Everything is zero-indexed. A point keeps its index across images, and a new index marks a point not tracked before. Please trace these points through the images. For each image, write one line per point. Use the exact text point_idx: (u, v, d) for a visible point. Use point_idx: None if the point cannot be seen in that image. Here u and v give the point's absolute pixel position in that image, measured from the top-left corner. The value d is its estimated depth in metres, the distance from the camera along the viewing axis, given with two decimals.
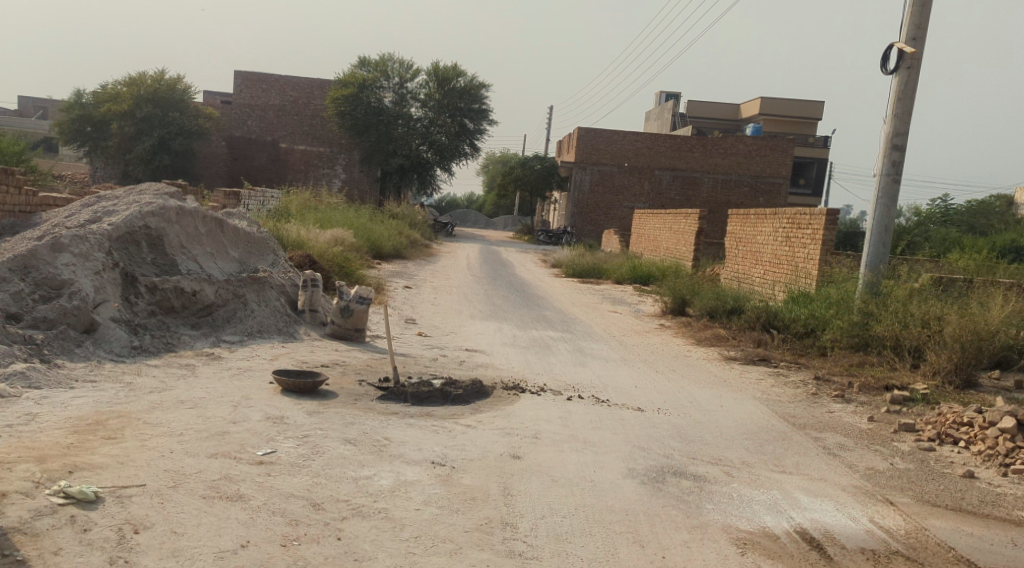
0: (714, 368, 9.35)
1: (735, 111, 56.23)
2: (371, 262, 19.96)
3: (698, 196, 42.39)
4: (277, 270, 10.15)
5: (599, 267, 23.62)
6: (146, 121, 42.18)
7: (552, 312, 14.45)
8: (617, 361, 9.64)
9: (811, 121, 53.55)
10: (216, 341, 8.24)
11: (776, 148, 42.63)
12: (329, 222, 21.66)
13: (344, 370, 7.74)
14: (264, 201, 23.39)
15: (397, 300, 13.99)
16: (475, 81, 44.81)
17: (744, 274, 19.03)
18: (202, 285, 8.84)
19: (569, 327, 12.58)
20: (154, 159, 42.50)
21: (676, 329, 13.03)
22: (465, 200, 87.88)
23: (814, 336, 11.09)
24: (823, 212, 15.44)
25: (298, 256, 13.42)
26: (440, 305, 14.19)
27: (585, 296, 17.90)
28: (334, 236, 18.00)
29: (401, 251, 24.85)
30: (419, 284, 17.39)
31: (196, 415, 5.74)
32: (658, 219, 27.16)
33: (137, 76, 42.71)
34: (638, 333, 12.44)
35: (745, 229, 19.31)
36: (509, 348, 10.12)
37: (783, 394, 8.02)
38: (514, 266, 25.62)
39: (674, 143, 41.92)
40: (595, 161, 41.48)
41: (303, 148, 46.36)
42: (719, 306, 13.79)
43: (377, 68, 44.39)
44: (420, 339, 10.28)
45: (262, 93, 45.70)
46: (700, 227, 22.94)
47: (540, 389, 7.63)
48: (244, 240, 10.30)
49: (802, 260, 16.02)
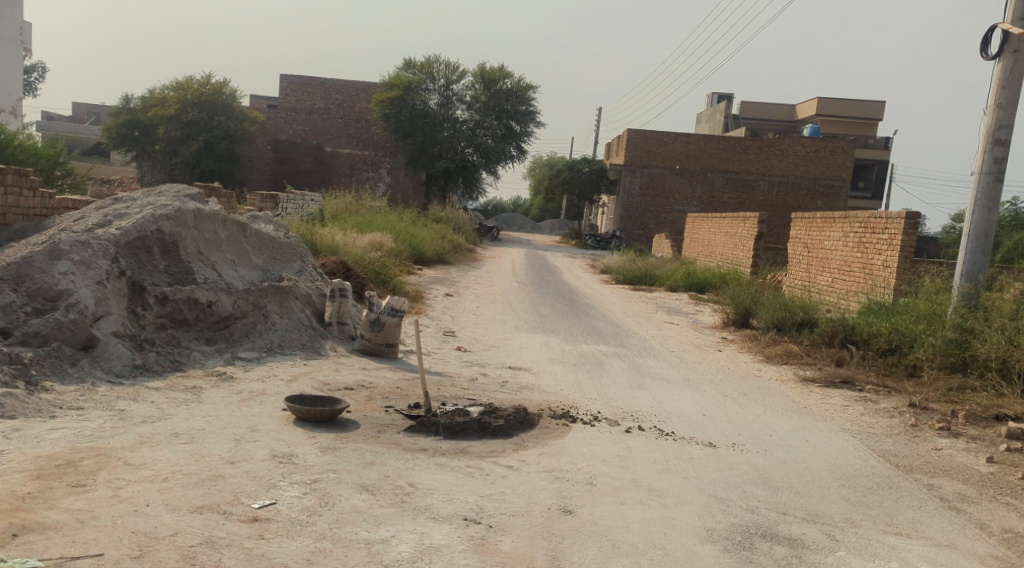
0: (789, 396, 8.29)
1: (790, 112, 54.63)
2: (411, 268, 19.11)
3: (753, 200, 41.02)
4: (303, 278, 9.33)
5: (652, 273, 22.54)
6: (192, 126, 42.08)
7: (603, 323, 13.44)
8: (679, 383, 8.63)
9: (870, 122, 51.79)
10: (230, 358, 7.43)
11: (835, 149, 41.08)
12: (369, 227, 20.86)
13: (370, 395, 6.82)
14: (303, 205, 22.67)
15: (438, 310, 13.11)
16: (522, 82, 43.99)
17: (810, 281, 17.88)
18: (219, 296, 8.04)
19: (624, 340, 11.58)
20: (199, 163, 42.35)
21: (741, 343, 11.98)
22: (510, 204, 87.01)
23: (899, 353, 10.11)
24: (902, 215, 14.30)
25: (331, 263, 12.64)
26: (484, 315, 13.27)
27: (637, 305, 16.85)
28: (371, 240, 17.20)
29: (444, 256, 24.01)
30: (461, 292, 16.52)
31: (188, 452, 4.86)
32: (713, 223, 26.00)
33: (184, 80, 42.70)
34: (699, 347, 11.44)
35: (811, 233, 18.15)
36: (557, 365, 9.14)
37: (878, 426, 7.15)
38: (561, 271, 24.60)
39: (727, 145, 40.57)
40: (645, 164, 40.34)
41: (347, 152, 45.92)
42: (788, 318, 12.72)
43: (422, 70, 43.62)
44: (460, 355, 9.37)
45: (308, 97, 45.28)
46: (759, 231, 21.76)
47: (594, 418, 6.66)
48: (268, 245, 9.51)
49: (877, 267, 14.92)
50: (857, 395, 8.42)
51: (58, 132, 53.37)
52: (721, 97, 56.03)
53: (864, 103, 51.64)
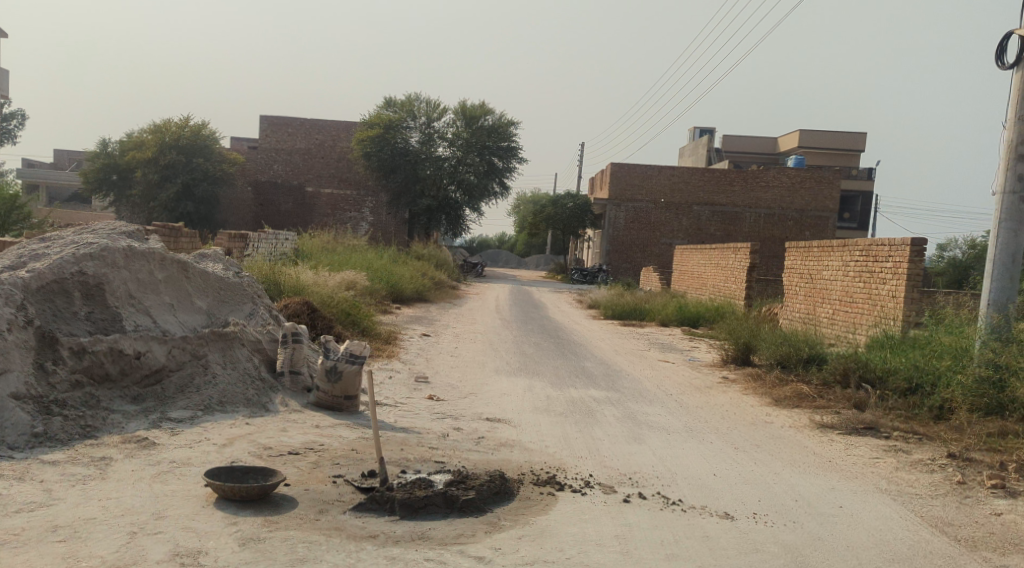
0: (809, 447, 7.28)
1: (773, 145, 54.15)
2: (389, 308, 18.05)
3: (740, 232, 40.22)
4: (253, 323, 8.24)
5: (641, 307, 21.50)
6: (169, 168, 41.09)
7: (593, 363, 12.39)
8: (682, 434, 7.57)
9: (852, 153, 51.33)
10: (157, 418, 6.35)
11: (821, 180, 40.42)
12: (345, 265, 19.83)
13: (317, 462, 5.74)
14: (276, 244, 21.63)
15: (412, 352, 12.01)
16: (505, 118, 43.34)
17: (810, 313, 16.89)
18: (149, 346, 6.95)
19: (615, 382, 10.54)
20: (178, 206, 41.31)
21: (743, 383, 10.97)
22: (496, 241, 86.12)
23: (923, 393, 9.17)
24: (906, 243, 13.42)
25: (294, 304, 11.58)
26: (463, 357, 12.18)
27: (627, 342, 15.80)
28: (345, 278, 16.15)
29: (425, 295, 22.92)
30: (440, 332, 15.43)
31: (58, 555, 3.84)
32: (702, 255, 25.10)
33: (161, 122, 41.79)
34: (698, 389, 10.38)
35: (809, 262, 17.19)
36: (542, 415, 8.06)
37: (921, 485, 6.15)
38: (548, 308, 23.61)
39: (712, 177, 39.90)
40: (630, 199, 39.58)
41: (329, 192, 45.00)
42: (793, 354, 11.73)
43: (403, 108, 42.98)
44: (432, 405, 8.30)
45: (287, 137, 44.54)
46: (751, 262, 20.81)
47: (586, 483, 5.60)
48: (216, 284, 8.44)
49: (881, 298, 13.99)
50: (885, 444, 7.43)
51: (36, 178, 52.35)
52: (704, 131, 55.51)
53: (847, 134, 51.22)
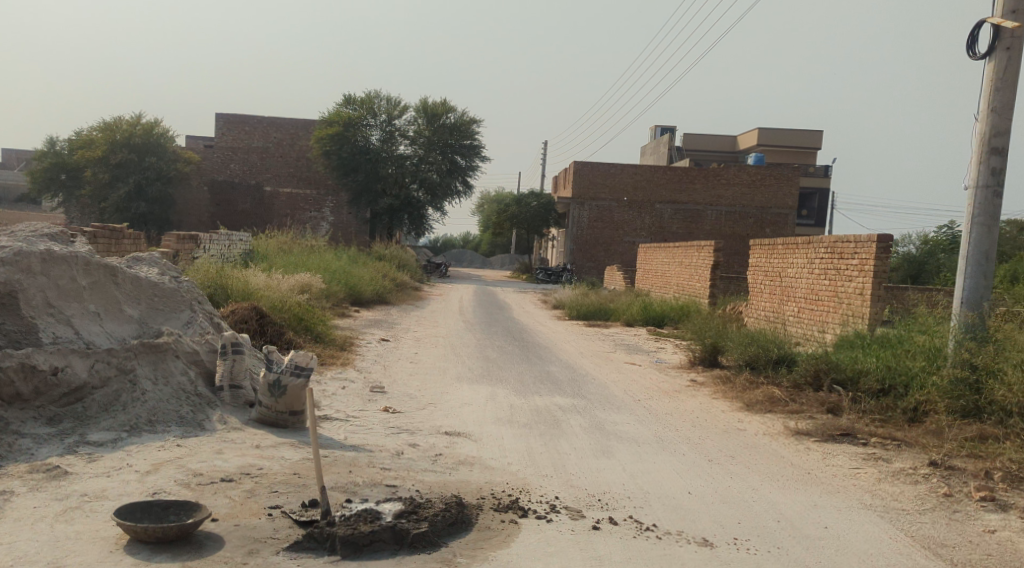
0: (784, 457, 6.80)
1: (734, 142, 54.13)
2: (346, 311, 17.43)
3: (702, 229, 40.03)
4: (191, 332, 7.67)
5: (605, 307, 21.05)
6: (121, 168, 39.98)
7: (556, 367, 11.93)
8: (652, 445, 7.12)
9: (811, 150, 51.47)
10: (74, 443, 5.80)
11: (780, 177, 40.38)
12: (301, 267, 19.18)
13: (254, 489, 5.21)
14: (230, 245, 20.91)
15: (368, 358, 11.43)
16: (466, 116, 42.79)
17: (775, 312, 16.54)
18: (68, 361, 6.39)
19: (580, 388, 10.08)
20: (130, 207, 40.20)
21: (712, 386, 10.55)
22: (460, 241, 85.38)
23: (897, 395, 8.77)
24: (872, 240, 13.09)
25: (242, 309, 10.97)
26: (421, 363, 11.63)
27: (593, 343, 15.32)
28: (300, 281, 15.50)
29: (386, 297, 22.29)
30: (399, 336, 14.84)
31: None
32: (666, 252, 24.74)
33: (112, 121, 40.56)
34: (667, 394, 9.92)
35: (774, 260, 16.84)
36: (504, 427, 7.55)
37: (907, 497, 5.72)
38: (511, 309, 23.11)
39: (674, 174, 39.66)
40: (593, 197, 39.21)
41: (288, 192, 44.10)
42: (762, 354, 11.32)
43: (363, 105, 42.00)
44: (386, 418, 7.77)
45: (245, 136, 43.73)
46: (715, 261, 20.46)
47: (551, 507, 5.11)
48: (150, 291, 7.85)
49: (847, 296, 13.65)
50: (864, 453, 6.98)
51: None
52: (666, 128, 55.35)
53: (806, 132, 51.33)
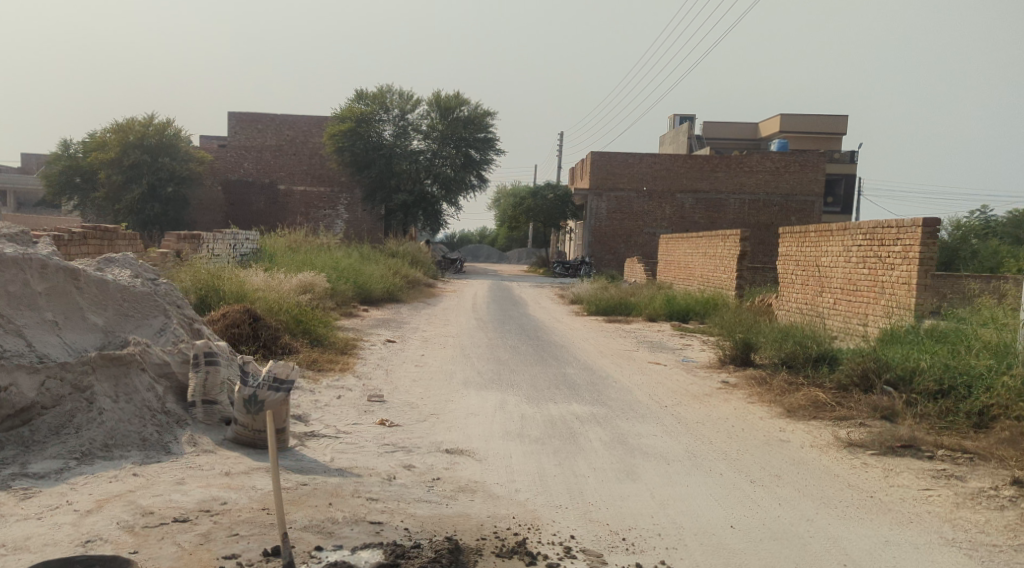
0: (837, 476, 5.95)
1: (754, 130, 52.92)
2: (353, 312, 16.61)
3: (725, 219, 38.96)
4: (163, 341, 6.83)
5: (626, 301, 20.11)
6: (134, 169, 39.28)
7: (574, 368, 11.05)
8: (683, 464, 6.24)
9: (834, 136, 50.20)
10: (10, 476, 4.99)
11: (805, 164, 39.19)
12: (308, 265, 18.38)
13: (211, 531, 4.39)
14: (235, 246, 20.11)
15: (370, 363, 10.60)
16: (480, 109, 41.94)
17: (809, 303, 15.56)
18: (12, 378, 5.57)
19: (600, 392, 9.21)
20: (144, 208, 39.58)
21: (745, 388, 9.64)
22: (477, 236, 84.56)
23: (960, 397, 7.85)
24: (918, 225, 12.16)
25: (234, 311, 10.14)
26: (428, 367, 10.79)
27: (613, 341, 14.41)
28: (303, 281, 14.67)
29: (397, 295, 21.45)
30: (407, 336, 13.99)
31: None
32: (688, 243, 23.78)
33: (124, 121, 39.75)
34: (696, 398, 9.03)
35: (807, 248, 15.85)
36: (513, 443, 6.69)
37: (994, 529, 4.83)
38: (528, 305, 22.22)
39: (695, 163, 38.61)
40: (612, 187, 38.22)
41: (302, 189, 43.38)
42: (798, 352, 10.40)
43: (375, 100, 41.39)
44: (382, 434, 6.92)
45: (257, 134, 42.82)
46: (742, 250, 19.47)
47: (565, 555, 4.32)
48: (118, 295, 6.99)
49: (889, 286, 12.73)
50: (930, 470, 6.13)
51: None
52: (684, 118, 54.20)
53: (829, 117, 50.05)
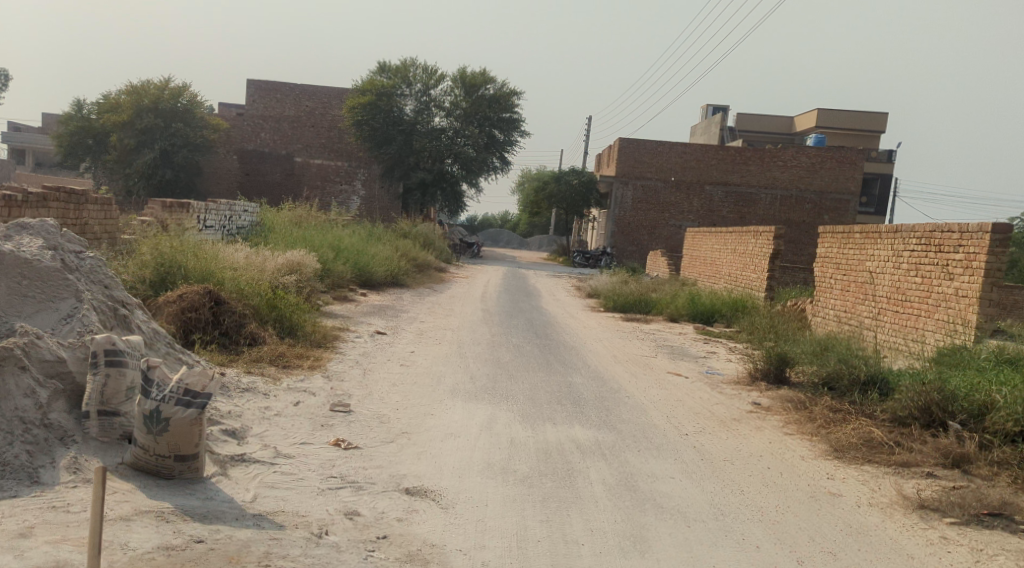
0: (911, 559, 4.56)
1: (789, 124, 51.04)
2: (347, 297, 15.24)
3: (754, 214, 37.32)
4: (63, 333, 5.48)
5: (646, 297, 18.59)
6: (147, 133, 38.04)
7: (582, 376, 9.63)
8: (710, 528, 4.82)
9: (873, 134, 48.30)
10: None
11: (842, 160, 37.41)
12: (304, 242, 17.03)
13: None
14: (230, 218, 18.78)
15: (348, 360, 9.24)
16: (506, 87, 40.33)
17: (848, 311, 14.04)
18: None
19: (610, 410, 7.79)
20: (155, 174, 38.34)
21: (781, 414, 8.19)
22: (500, 220, 82.86)
23: None
24: (986, 230, 10.64)
25: (192, 293, 8.82)
26: (416, 368, 9.42)
27: (630, 345, 12.94)
28: (290, 260, 13.30)
29: (402, 280, 20.08)
30: (402, 328, 12.60)
31: None
32: (716, 238, 22.27)
33: (139, 83, 38.29)
34: (724, 427, 7.60)
35: (850, 250, 14.28)
36: (494, 482, 5.30)
37: None
38: (541, 296, 20.82)
39: (727, 155, 36.93)
40: (638, 176, 36.63)
41: (319, 163, 42.03)
42: (844, 373, 8.94)
43: (397, 74, 39.98)
44: (333, 461, 5.55)
45: (276, 103, 41.41)
46: (775, 249, 17.95)
47: None
48: (16, 272, 5.64)
49: (945, 298, 11.25)
50: None
51: (16, 142, 49.45)
52: (717, 109, 52.39)
53: (869, 114, 48.12)
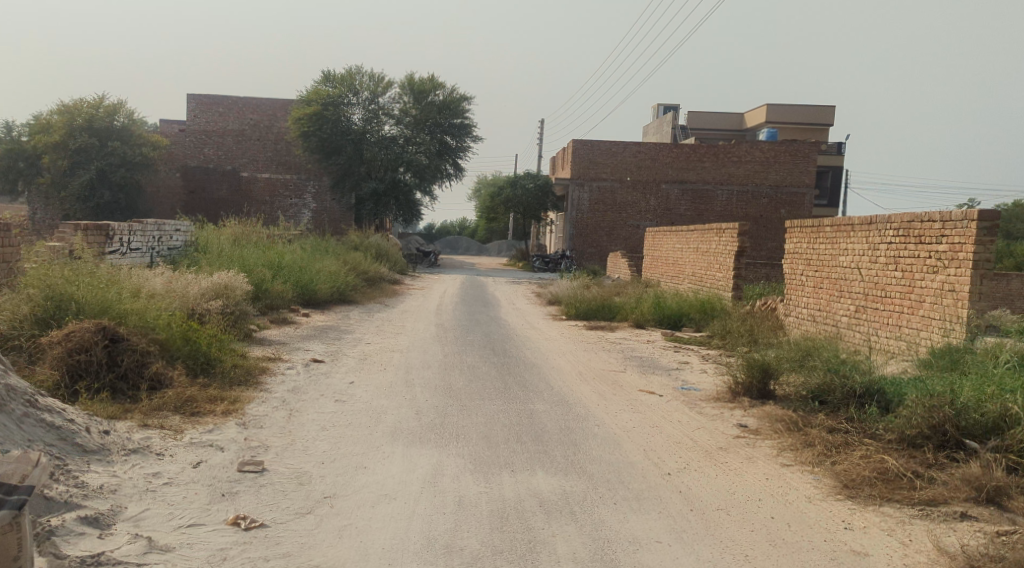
0: None
1: (740, 120, 50.44)
2: (285, 319, 13.94)
3: (712, 211, 36.51)
4: None
5: (609, 303, 17.44)
6: (82, 153, 36.22)
7: (542, 402, 8.48)
8: None
9: (824, 126, 47.86)
10: None
11: (796, 154, 36.66)
12: (240, 261, 15.69)
13: None
14: (159, 238, 17.34)
15: (274, 400, 8.01)
16: (456, 92, 39.11)
17: (822, 310, 12.86)
18: None
19: (573, 448, 6.62)
20: (93, 195, 36.48)
21: (771, 439, 7.08)
22: (457, 227, 81.45)
23: None
24: (972, 218, 9.65)
25: (82, 330, 7.59)
26: (353, 403, 8.21)
27: (595, 358, 11.77)
28: (217, 282, 11.85)
29: (349, 296, 18.78)
30: (342, 352, 11.36)
31: None
32: (678, 237, 21.28)
33: (71, 101, 36.46)
34: (711, 459, 6.47)
35: (820, 245, 13.11)
36: None
37: None
38: (498, 306, 19.64)
39: (681, 152, 36.08)
40: (594, 177, 35.70)
41: (266, 177, 40.47)
42: (836, 387, 7.81)
43: (342, 82, 38.34)
44: (228, 551, 4.37)
45: (218, 118, 39.95)
46: (740, 246, 16.95)
47: None
48: None
49: (929, 293, 10.24)
50: None
51: None
52: (670, 106, 51.70)
53: (818, 107, 47.71)
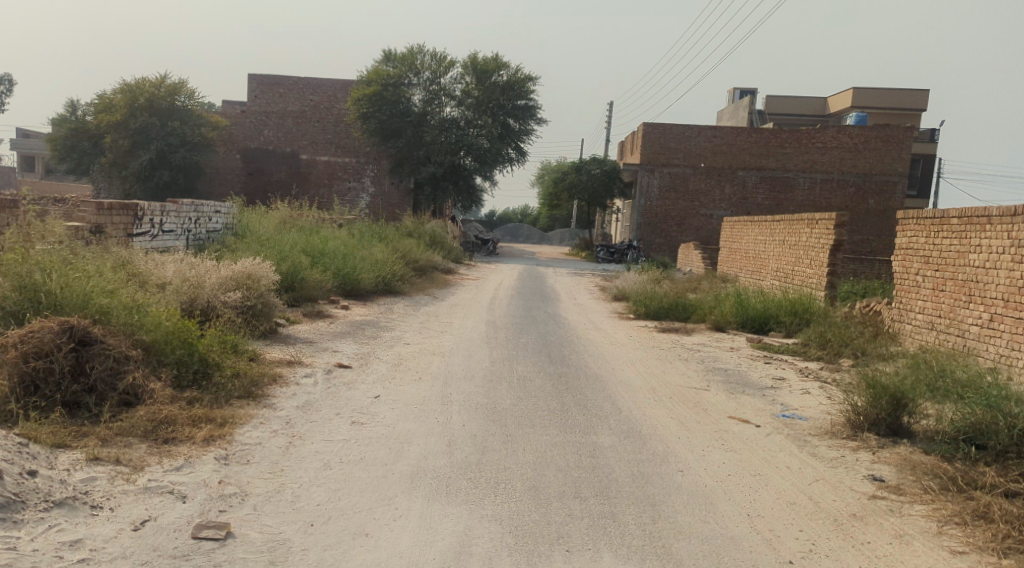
0: None
1: (822, 106, 47.64)
2: (322, 312, 12.43)
3: (792, 201, 34.13)
4: None
5: (684, 301, 15.52)
6: (142, 133, 35.38)
7: (608, 430, 6.75)
8: None
9: (912, 113, 44.85)
10: None
11: (888, 140, 33.98)
12: (277, 246, 14.23)
13: None
14: (195, 220, 15.96)
15: (275, 420, 6.45)
16: (521, 73, 37.19)
17: (943, 318, 10.81)
18: None
19: (654, 511, 4.89)
20: (152, 176, 35.77)
21: (919, 501, 5.26)
22: (519, 213, 80.02)
23: None
24: None
25: (41, 331, 6.09)
26: (376, 425, 6.61)
27: (671, 369, 9.93)
28: (240, 272, 9.99)
29: (398, 286, 17.26)
30: (377, 354, 9.78)
31: None
32: (761, 228, 19.25)
33: (133, 81, 35.58)
34: (845, 536, 4.70)
35: (942, 241, 11.04)
36: None
37: None
38: (560, 301, 17.92)
39: (761, 137, 33.75)
40: (665, 163, 33.69)
41: (326, 160, 39.21)
42: (997, 429, 5.90)
43: (403, 62, 36.94)
44: None
45: (279, 98, 38.71)
46: (837, 239, 14.91)
47: None
48: None
49: None
50: None
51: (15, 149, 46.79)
52: (747, 91, 49.13)
53: (908, 91, 44.68)
